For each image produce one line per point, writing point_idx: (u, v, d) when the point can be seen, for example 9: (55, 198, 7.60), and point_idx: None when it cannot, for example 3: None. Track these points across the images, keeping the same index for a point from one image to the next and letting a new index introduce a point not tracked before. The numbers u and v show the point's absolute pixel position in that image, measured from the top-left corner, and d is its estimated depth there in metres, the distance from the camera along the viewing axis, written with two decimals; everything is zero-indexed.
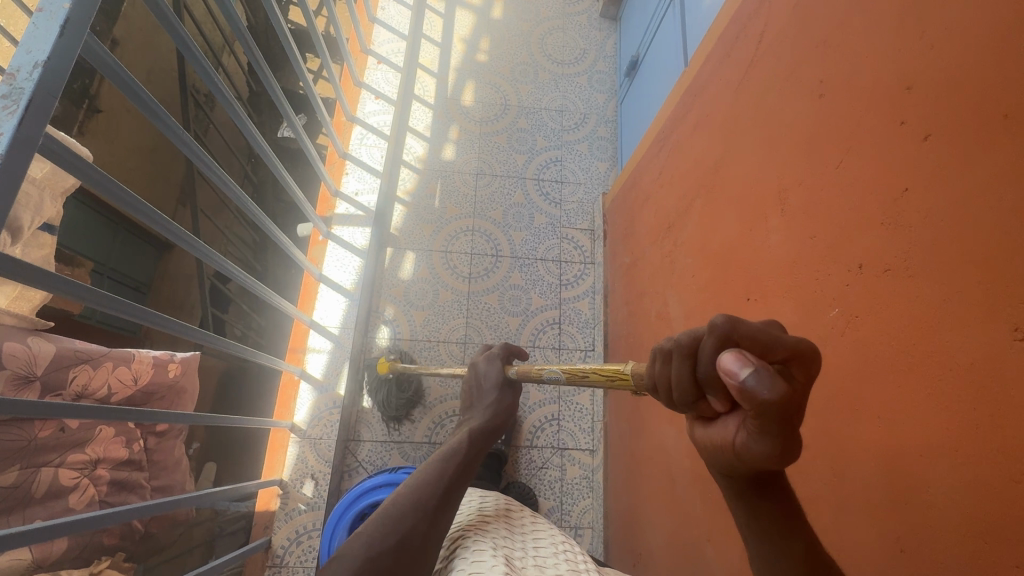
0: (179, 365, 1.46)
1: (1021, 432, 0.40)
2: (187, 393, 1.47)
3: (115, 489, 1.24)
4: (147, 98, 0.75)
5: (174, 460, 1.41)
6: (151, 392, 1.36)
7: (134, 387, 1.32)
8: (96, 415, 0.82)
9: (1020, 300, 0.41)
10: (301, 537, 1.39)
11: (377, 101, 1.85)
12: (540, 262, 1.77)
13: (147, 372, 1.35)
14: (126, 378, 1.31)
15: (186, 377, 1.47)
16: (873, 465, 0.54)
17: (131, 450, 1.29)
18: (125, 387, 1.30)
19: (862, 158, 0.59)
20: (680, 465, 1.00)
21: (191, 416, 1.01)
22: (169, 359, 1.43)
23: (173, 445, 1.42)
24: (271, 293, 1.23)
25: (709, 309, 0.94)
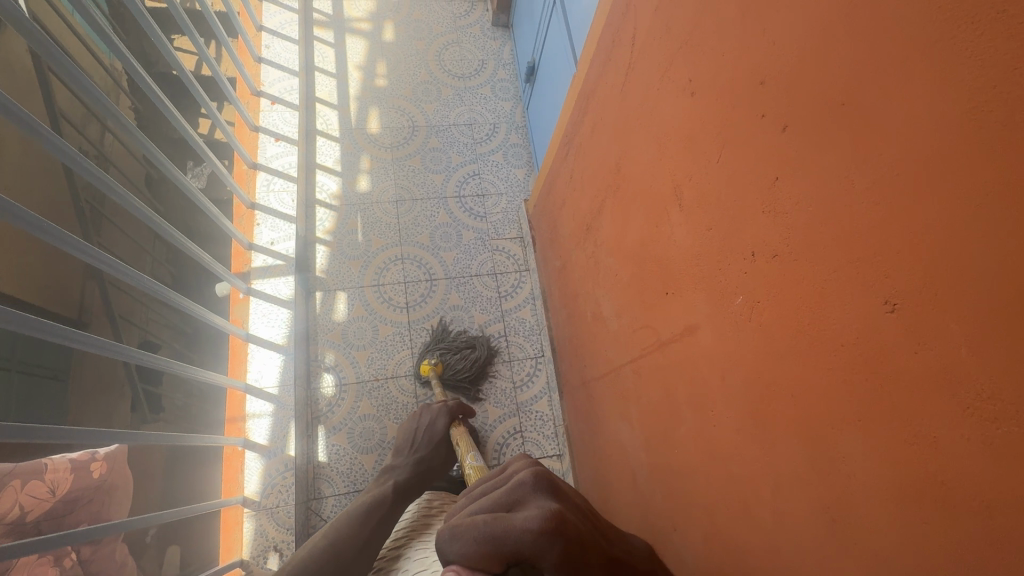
0: (103, 463, 1.34)
1: (909, 396, 0.43)
2: (122, 490, 1.36)
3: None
4: (13, 206, 0.70)
5: (118, 563, 1.27)
6: (75, 499, 1.24)
7: (53, 499, 1.20)
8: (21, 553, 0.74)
9: (889, 275, 0.43)
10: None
11: (277, 142, 1.77)
12: (476, 279, 1.76)
13: (65, 478, 1.24)
14: (41, 491, 1.19)
15: (114, 474, 1.35)
16: (796, 441, 0.56)
17: (62, 567, 1.15)
18: (41, 502, 1.18)
19: (735, 151, 0.62)
20: (638, 460, 1.01)
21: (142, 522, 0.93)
22: (91, 458, 1.32)
23: (114, 548, 1.28)
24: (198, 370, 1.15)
25: (636, 305, 0.96)
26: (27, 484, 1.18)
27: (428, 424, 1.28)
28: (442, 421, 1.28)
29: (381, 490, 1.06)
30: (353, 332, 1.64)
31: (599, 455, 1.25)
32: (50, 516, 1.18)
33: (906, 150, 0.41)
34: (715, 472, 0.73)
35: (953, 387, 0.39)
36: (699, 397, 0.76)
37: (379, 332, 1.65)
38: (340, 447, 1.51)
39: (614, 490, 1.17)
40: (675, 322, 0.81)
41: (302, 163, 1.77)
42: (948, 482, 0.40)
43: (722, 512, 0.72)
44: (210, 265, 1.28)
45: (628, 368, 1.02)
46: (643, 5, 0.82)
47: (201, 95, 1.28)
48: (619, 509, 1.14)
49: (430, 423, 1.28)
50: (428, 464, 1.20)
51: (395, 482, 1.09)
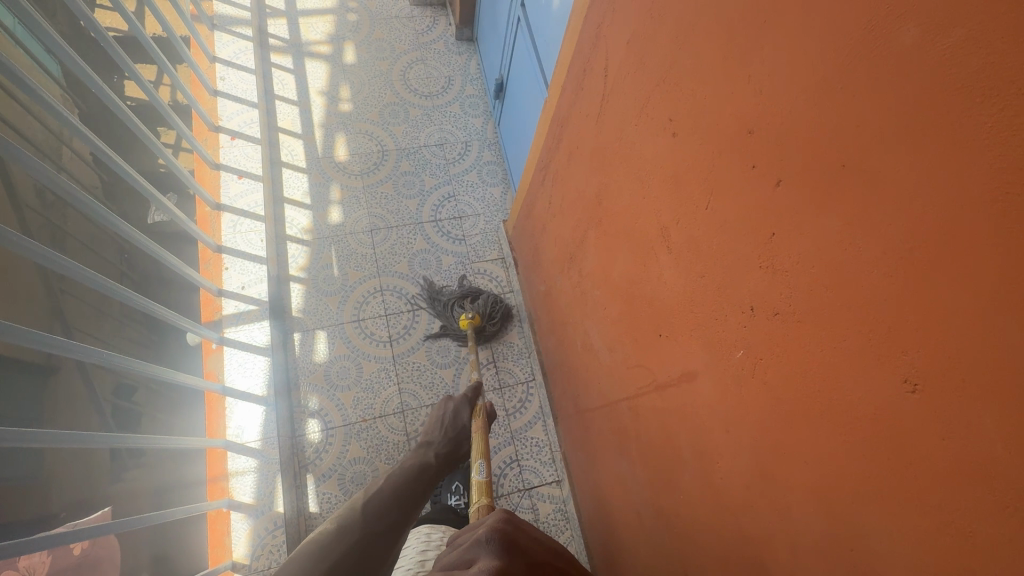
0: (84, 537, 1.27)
1: (936, 483, 0.39)
2: (110, 562, 1.29)
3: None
4: None
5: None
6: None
7: None
8: None
9: (906, 352, 0.40)
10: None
11: (240, 180, 1.72)
12: (459, 305, 1.71)
13: (42, 563, 1.15)
14: None
15: (98, 546, 1.29)
16: (813, 509, 0.53)
17: None
18: None
19: (725, 200, 0.59)
20: (642, 498, 0.98)
21: None
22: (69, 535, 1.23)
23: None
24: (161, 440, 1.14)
25: (628, 341, 0.92)
26: None
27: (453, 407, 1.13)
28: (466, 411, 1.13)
29: (411, 469, 0.93)
30: (335, 372, 1.56)
31: (600, 486, 1.21)
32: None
33: (918, 222, 0.38)
34: (726, 525, 0.70)
35: (987, 483, 0.36)
36: (703, 446, 0.73)
37: (364, 370, 1.58)
38: (332, 495, 1.42)
39: (618, 525, 1.13)
40: (671, 366, 0.78)
41: (269, 199, 1.71)
42: None
43: (736, 568, 0.69)
44: (178, 321, 1.27)
45: (625, 404, 0.99)
46: (614, 37, 0.78)
47: (151, 141, 1.31)
48: (625, 545, 1.10)
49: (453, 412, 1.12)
50: (454, 445, 1.06)
51: (425, 458, 0.97)
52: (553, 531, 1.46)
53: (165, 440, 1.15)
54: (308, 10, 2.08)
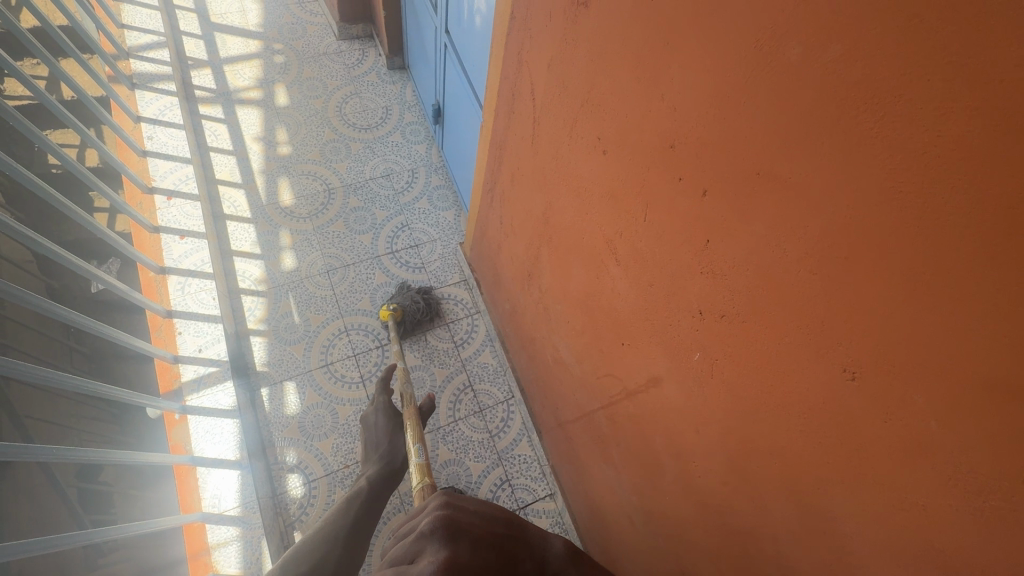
0: None
1: (884, 461, 0.42)
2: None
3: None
4: None
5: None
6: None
7: None
8: None
9: (842, 342, 0.42)
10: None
11: (183, 240, 1.66)
12: (428, 333, 1.69)
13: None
14: None
15: None
16: (785, 499, 0.55)
17: None
18: None
19: (660, 213, 0.60)
20: (631, 503, 0.99)
21: None
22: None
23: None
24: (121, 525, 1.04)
25: (593, 352, 0.93)
26: None
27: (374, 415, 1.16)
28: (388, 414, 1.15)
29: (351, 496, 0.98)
30: (310, 423, 1.52)
31: (591, 495, 1.22)
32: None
33: (830, 221, 0.40)
34: (710, 523, 0.71)
35: (929, 457, 0.38)
36: (676, 447, 0.75)
37: (339, 415, 1.54)
38: None
39: (613, 531, 1.14)
40: (637, 372, 0.79)
41: (215, 255, 1.65)
42: (945, 550, 0.39)
43: (726, 562, 0.71)
44: (131, 398, 1.21)
45: (600, 413, 1.00)
46: (535, 63, 0.80)
47: (78, 214, 1.25)
48: (623, 550, 1.11)
49: (380, 422, 1.15)
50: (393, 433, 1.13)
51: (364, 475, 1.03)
52: None
53: (137, 525, 1.08)
54: (232, 56, 2.04)
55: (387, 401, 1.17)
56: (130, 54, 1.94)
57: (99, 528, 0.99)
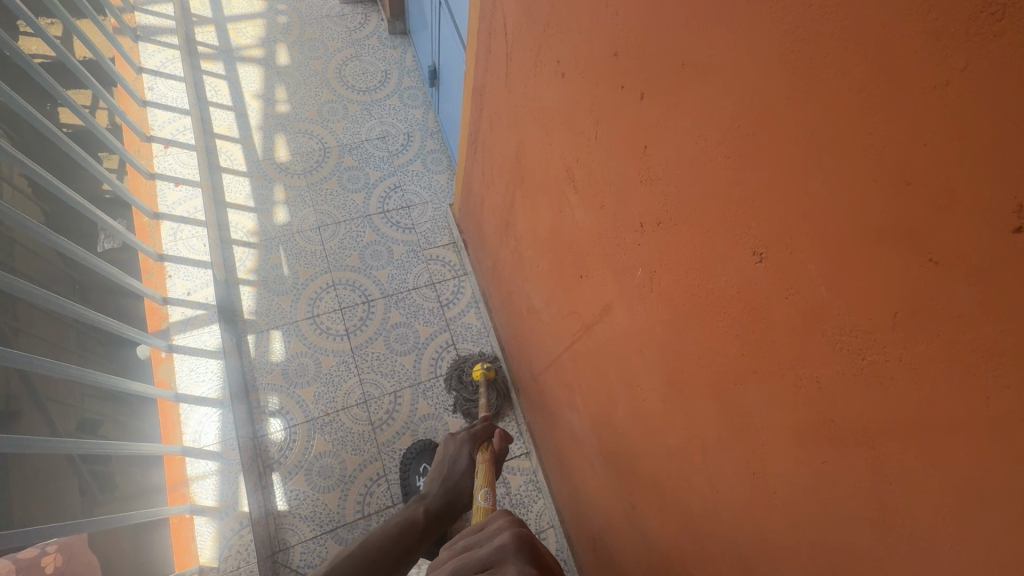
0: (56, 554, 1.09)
1: (787, 344, 0.43)
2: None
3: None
4: None
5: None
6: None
7: None
8: None
9: (754, 224, 0.43)
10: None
11: (177, 187, 1.68)
12: (414, 292, 1.72)
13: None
14: None
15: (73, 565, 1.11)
16: (711, 403, 0.56)
17: None
18: None
19: (608, 125, 0.61)
20: (591, 444, 1.01)
21: None
22: (41, 551, 1.08)
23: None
24: (121, 444, 1.12)
25: (559, 292, 0.94)
26: None
27: (454, 454, 1.01)
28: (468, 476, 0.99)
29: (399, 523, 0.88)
30: (293, 370, 1.56)
31: (560, 446, 1.25)
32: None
33: (743, 98, 0.41)
34: (655, 446, 0.73)
35: (822, 327, 0.39)
36: (626, 375, 0.76)
37: (322, 365, 1.58)
38: (300, 491, 1.44)
39: (580, 479, 1.16)
40: (593, 304, 0.80)
41: (209, 205, 1.68)
42: (835, 420, 0.40)
43: (668, 484, 0.72)
44: (122, 330, 1.25)
45: (565, 355, 1.01)
46: None
47: (89, 163, 1.28)
48: (587, 496, 1.13)
49: (457, 457, 1.01)
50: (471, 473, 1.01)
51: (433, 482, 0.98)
52: (526, 502, 1.49)
53: (123, 446, 1.12)
54: (235, 15, 2.06)
55: (470, 443, 1.03)
56: (134, 8, 1.97)
57: (89, 442, 1.03)
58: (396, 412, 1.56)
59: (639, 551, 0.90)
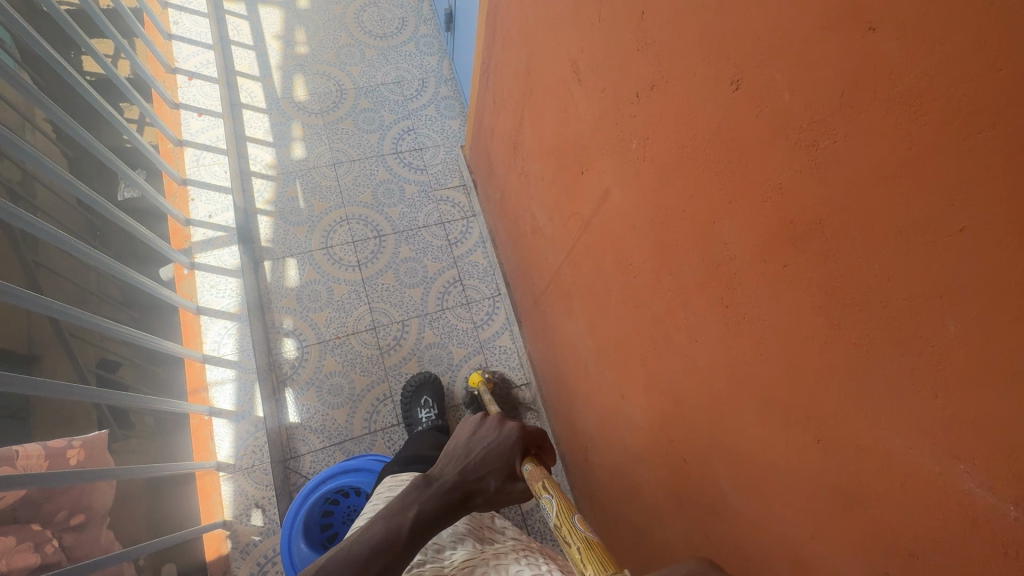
0: (79, 449, 1.18)
1: (755, 162, 0.48)
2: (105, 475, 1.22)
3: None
4: None
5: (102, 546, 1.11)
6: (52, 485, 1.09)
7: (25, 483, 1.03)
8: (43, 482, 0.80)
9: (733, 55, 0.48)
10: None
11: (200, 117, 1.71)
12: (424, 229, 1.78)
13: (39, 464, 1.08)
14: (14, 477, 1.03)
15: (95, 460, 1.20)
16: (692, 253, 0.62)
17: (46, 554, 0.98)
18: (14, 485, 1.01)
19: (612, 3, 0.66)
20: (586, 349, 1.07)
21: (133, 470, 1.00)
22: (66, 443, 1.17)
23: (98, 535, 1.11)
24: (155, 339, 1.19)
25: (562, 199, 1.00)
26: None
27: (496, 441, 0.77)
28: (496, 475, 0.74)
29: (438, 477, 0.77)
30: (307, 295, 1.63)
31: (558, 366, 1.31)
32: (27, 502, 1.03)
33: None
34: (643, 323, 0.79)
35: (783, 133, 0.44)
36: (620, 260, 0.81)
37: (334, 292, 1.65)
38: (311, 406, 1.52)
39: (575, 392, 1.23)
40: (592, 197, 0.86)
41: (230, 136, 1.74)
42: (791, 220, 0.46)
43: (654, 358, 0.78)
44: (153, 242, 1.32)
45: (566, 265, 1.07)
46: None
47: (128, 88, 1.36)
48: (581, 407, 1.20)
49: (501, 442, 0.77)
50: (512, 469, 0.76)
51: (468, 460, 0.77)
52: None
53: (154, 338, 1.19)
54: None
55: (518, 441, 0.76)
56: None
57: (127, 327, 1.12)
58: (403, 339, 1.63)
59: (627, 441, 0.96)
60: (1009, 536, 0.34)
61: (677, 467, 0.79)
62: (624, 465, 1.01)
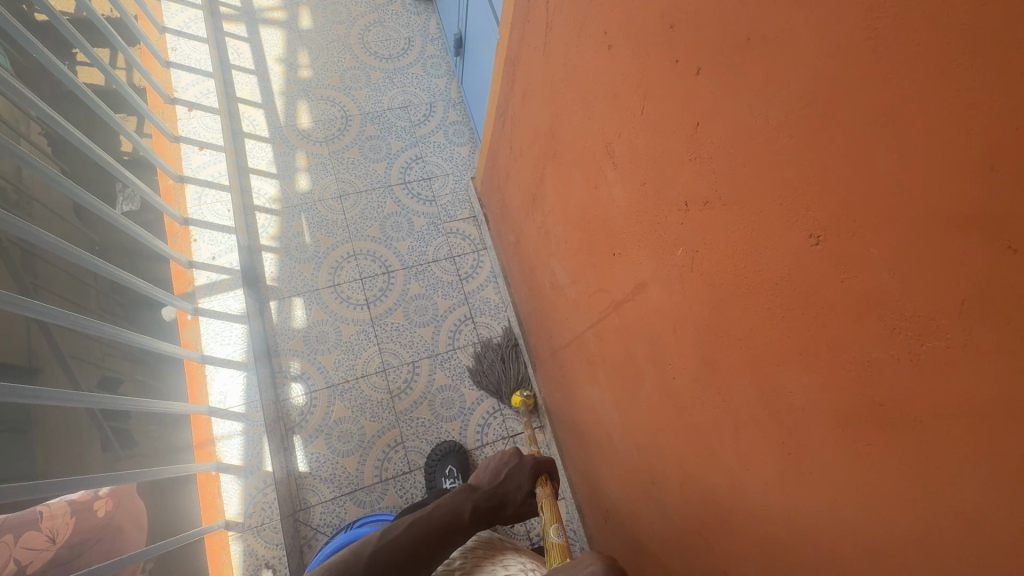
0: (107, 499, 1.15)
1: (838, 327, 0.43)
2: (133, 524, 1.18)
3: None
4: None
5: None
6: (80, 542, 1.04)
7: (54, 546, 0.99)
8: None
9: (814, 207, 0.43)
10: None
11: (201, 151, 1.62)
12: (434, 264, 1.72)
13: (66, 523, 1.03)
14: (39, 542, 0.98)
15: (122, 510, 1.18)
16: (748, 383, 0.57)
17: None
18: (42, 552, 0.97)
19: (657, 100, 0.61)
20: (612, 420, 1.03)
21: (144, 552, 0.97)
22: (93, 495, 1.12)
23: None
24: (157, 403, 1.16)
25: (588, 269, 0.95)
26: (22, 536, 0.96)
27: (517, 463, 0.93)
28: None
29: (441, 518, 0.79)
30: (314, 337, 1.58)
31: (577, 422, 1.27)
32: (56, 564, 0.98)
33: (813, 77, 0.41)
34: (682, 425, 0.74)
35: (877, 313, 0.39)
36: (656, 354, 0.76)
37: (343, 333, 1.60)
38: (320, 454, 1.48)
39: (596, 454, 1.18)
40: (625, 281, 0.80)
41: (233, 169, 1.68)
42: (882, 403, 0.41)
43: (693, 463, 0.74)
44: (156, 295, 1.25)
45: (590, 333, 1.02)
46: None
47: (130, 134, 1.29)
48: (603, 471, 1.16)
49: (519, 468, 0.92)
50: (497, 505, 0.87)
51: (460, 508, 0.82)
52: None
53: (155, 403, 1.14)
54: None
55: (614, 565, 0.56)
56: None
57: (120, 397, 1.06)
58: (414, 381, 1.59)
59: (657, 525, 0.92)
60: None
61: (713, 574, 0.75)
62: (652, 546, 0.97)
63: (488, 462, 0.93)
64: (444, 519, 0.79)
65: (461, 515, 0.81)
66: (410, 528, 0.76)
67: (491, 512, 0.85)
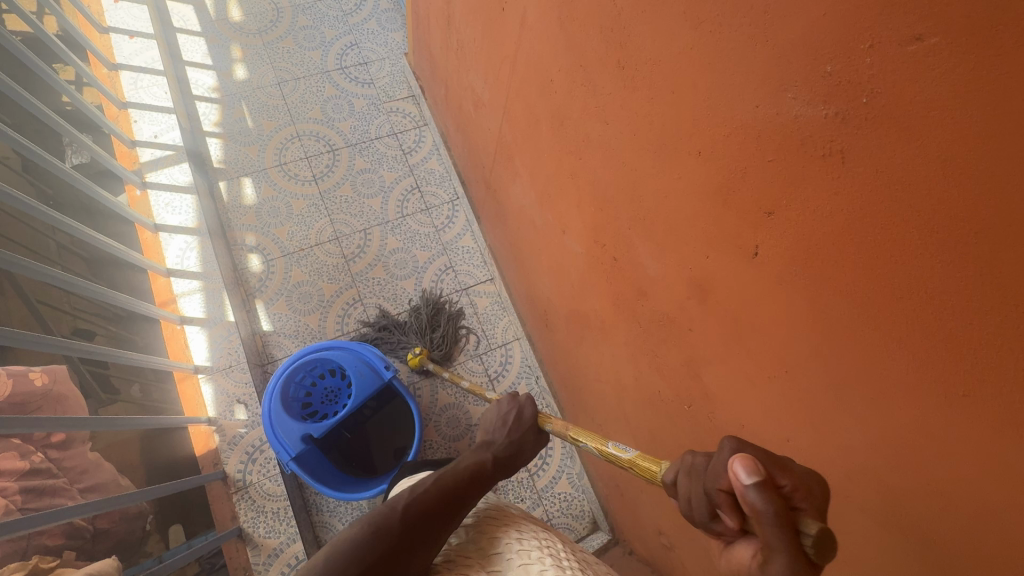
0: (43, 373, 1.15)
1: None
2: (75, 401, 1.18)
3: (31, 497, 0.99)
4: None
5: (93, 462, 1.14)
6: (20, 404, 1.07)
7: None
8: (40, 343, 0.90)
9: None
10: (264, 503, 1.33)
11: (133, 40, 1.72)
12: (377, 141, 1.77)
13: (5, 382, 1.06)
14: None
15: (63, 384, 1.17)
16: (594, 31, 0.66)
17: (31, 459, 1.03)
18: None
19: None
20: (532, 204, 1.12)
21: (120, 355, 1.09)
22: (27, 367, 1.13)
23: (85, 449, 1.14)
24: (122, 250, 1.28)
25: (491, 52, 1.04)
26: None
27: (515, 408, 0.92)
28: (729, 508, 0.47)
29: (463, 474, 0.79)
30: (266, 211, 1.65)
31: (514, 242, 1.37)
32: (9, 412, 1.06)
33: None
34: (569, 140, 0.84)
35: None
36: (543, 82, 0.86)
37: (293, 208, 1.67)
38: (282, 315, 1.56)
39: (532, 261, 1.27)
40: (514, 28, 0.89)
41: (167, 59, 1.72)
42: None
43: (581, 170, 0.84)
44: (106, 162, 1.36)
45: (504, 123, 1.11)
46: None
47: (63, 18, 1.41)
48: (537, 273, 1.26)
49: (518, 413, 0.91)
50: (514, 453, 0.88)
51: (481, 462, 0.82)
52: (493, 319, 1.62)
53: (123, 249, 1.29)
54: None
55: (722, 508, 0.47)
56: None
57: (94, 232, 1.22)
58: (367, 246, 1.66)
59: (574, 275, 1.03)
60: (821, 141, 0.41)
61: (610, 268, 0.86)
62: (575, 302, 1.09)
63: (489, 414, 0.93)
64: (463, 473, 0.79)
65: (482, 469, 0.82)
66: (437, 480, 0.76)
67: (504, 464, 0.86)
